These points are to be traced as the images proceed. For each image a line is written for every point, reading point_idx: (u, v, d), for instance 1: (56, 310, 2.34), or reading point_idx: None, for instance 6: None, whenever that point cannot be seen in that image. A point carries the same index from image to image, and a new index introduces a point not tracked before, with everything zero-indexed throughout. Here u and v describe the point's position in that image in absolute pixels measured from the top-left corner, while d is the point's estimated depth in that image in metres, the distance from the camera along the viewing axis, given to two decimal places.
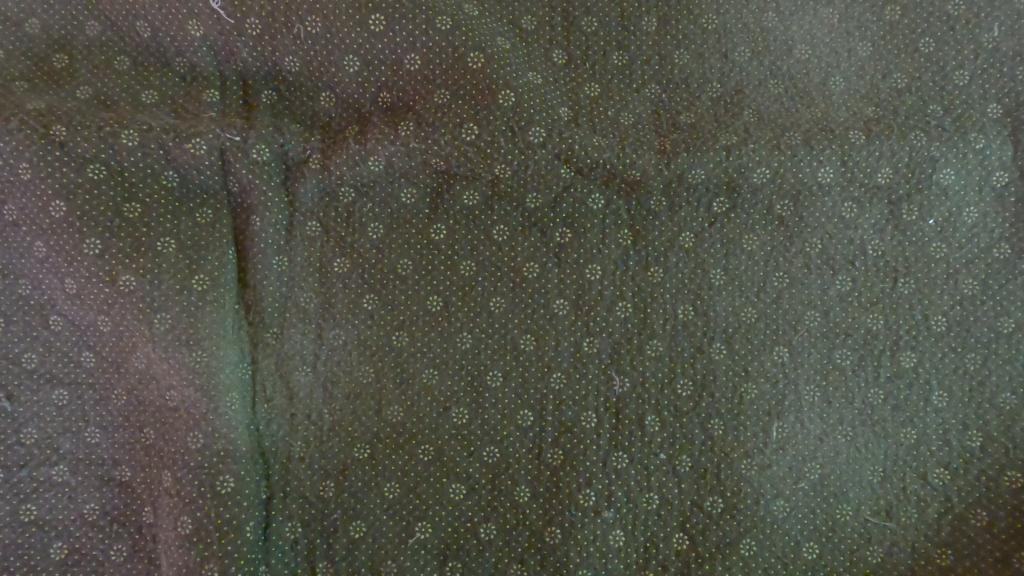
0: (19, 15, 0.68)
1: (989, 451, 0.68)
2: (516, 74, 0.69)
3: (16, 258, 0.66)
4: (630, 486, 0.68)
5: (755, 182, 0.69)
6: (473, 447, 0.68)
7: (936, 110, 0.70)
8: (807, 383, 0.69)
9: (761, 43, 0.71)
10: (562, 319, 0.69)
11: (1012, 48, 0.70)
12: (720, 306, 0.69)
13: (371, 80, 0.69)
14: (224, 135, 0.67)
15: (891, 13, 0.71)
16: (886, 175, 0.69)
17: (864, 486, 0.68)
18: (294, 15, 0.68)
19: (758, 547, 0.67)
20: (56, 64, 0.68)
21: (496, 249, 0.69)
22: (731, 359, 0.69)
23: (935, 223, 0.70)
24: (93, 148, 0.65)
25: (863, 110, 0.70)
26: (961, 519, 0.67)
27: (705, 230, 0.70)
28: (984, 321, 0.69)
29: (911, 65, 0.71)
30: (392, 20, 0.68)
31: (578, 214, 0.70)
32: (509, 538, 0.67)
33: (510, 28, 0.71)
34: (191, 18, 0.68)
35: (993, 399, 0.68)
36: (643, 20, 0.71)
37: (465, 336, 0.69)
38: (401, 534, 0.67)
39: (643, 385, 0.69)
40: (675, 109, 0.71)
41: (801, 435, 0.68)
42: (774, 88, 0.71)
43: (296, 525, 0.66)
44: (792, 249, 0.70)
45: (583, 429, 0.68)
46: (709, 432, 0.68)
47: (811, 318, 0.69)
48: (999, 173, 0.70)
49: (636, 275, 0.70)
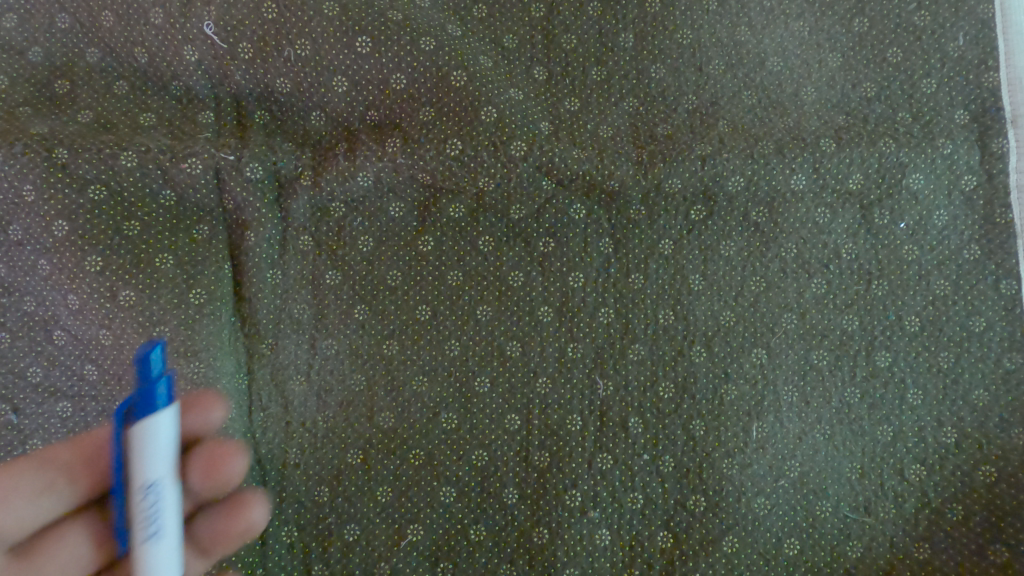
0: (22, 44, 0.71)
1: (963, 447, 0.70)
2: (497, 92, 0.72)
3: (22, 276, 0.68)
4: (615, 487, 0.70)
5: (730, 190, 0.72)
6: (462, 451, 0.70)
7: (906, 116, 0.73)
8: (785, 384, 0.71)
9: (734, 56, 0.74)
10: (546, 325, 0.71)
11: (977, 57, 0.73)
12: (699, 310, 0.72)
13: (359, 99, 0.72)
14: (219, 154, 0.70)
15: (859, 25, 0.74)
16: (857, 181, 0.72)
17: (843, 483, 0.70)
18: (284, 39, 0.71)
19: (740, 544, 0.69)
20: (58, 90, 0.71)
21: (480, 259, 0.72)
22: (711, 361, 0.71)
23: (905, 227, 0.72)
24: (94, 170, 0.68)
25: (834, 118, 0.73)
26: (938, 513, 0.69)
27: (684, 237, 0.72)
28: (956, 320, 0.71)
29: (880, 74, 0.74)
30: (378, 41, 0.71)
31: (561, 224, 0.72)
32: (498, 539, 0.69)
33: (493, 46, 0.74)
34: (186, 44, 0.71)
35: (967, 396, 0.70)
36: (620, 36, 0.74)
37: (453, 343, 0.71)
38: (393, 536, 0.69)
39: (626, 388, 0.71)
40: (653, 121, 0.73)
41: (780, 435, 0.70)
42: (748, 99, 0.74)
43: (292, 530, 0.69)
44: (767, 254, 0.72)
45: (568, 432, 0.70)
46: (691, 433, 0.70)
47: (788, 320, 0.72)
48: (967, 178, 0.72)
49: (618, 281, 0.72)
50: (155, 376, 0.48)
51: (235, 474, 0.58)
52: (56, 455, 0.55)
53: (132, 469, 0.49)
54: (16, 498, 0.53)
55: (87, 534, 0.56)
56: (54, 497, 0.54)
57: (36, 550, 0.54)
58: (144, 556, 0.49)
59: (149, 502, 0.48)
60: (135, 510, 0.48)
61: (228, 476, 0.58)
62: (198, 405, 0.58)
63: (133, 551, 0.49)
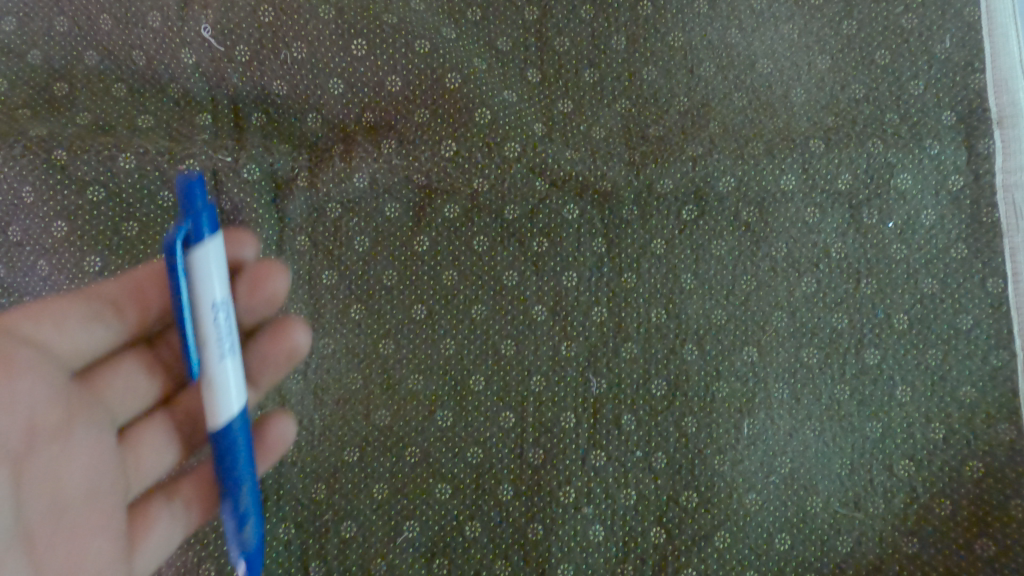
0: (21, 47, 0.72)
1: (951, 443, 0.71)
2: (491, 93, 0.74)
3: (21, 277, 0.69)
4: (608, 483, 0.71)
5: (721, 190, 0.73)
6: (457, 448, 0.71)
7: (893, 118, 0.74)
8: (776, 381, 0.72)
9: (725, 58, 0.76)
10: (540, 324, 0.72)
11: (962, 59, 0.74)
12: (691, 309, 0.73)
13: (355, 100, 0.73)
14: (217, 156, 0.71)
15: (847, 28, 0.76)
16: (846, 181, 0.73)
17: (833, 479, 0.71)
18: (280, 42, 0.72)
19: (732, 539, 0.70)
20: (57, 92, 0.72)
21: (475, 258, 0.73)
22: (703, 359, 0.72)
23: (894, 226, 0.73)
24: (93, 172, 0.69)
25: (823, 119, 0.74)
26: (927, 508, 0.70)
27: (676, 236, 0.73)
28: (944, 318, 0.72)
29: (868, 76, 0.75)
30: (373, 44, 0.73)
31: (555, 223, 0.73)
32: (493, 535, 0.70)
33: (487, 48, 0.75)
34: (184, 48, 0.72)
35: (955, 393, 0.71)
36: (612, 39, 0.75)
37: (448, 342, 0.72)
38: (390, 533, 0.70)
39: (619, 386, 0.72)
40: (645, 123, 0.74)
41: (771, 431, 0.71)
42: (738, 100, 0.75)
43: (290, 527, 0.69)
44: (758, 253, 0.73)
45: (562, 429, 0.71)
46: (684, 430, 0.71)
47: (779, 319, 0.73)
48: (954, 177, 0.73)
49: (611, 281, 0.73)
50: (203, 204, 0.51)
51: (279, 293, 0.61)
52: (102, 289, 0.55)
53: (193, 293, 0.51)
54: (69, 319, 0.53)
55: (134, 360, 0.58)
56: (103, 328, 0.55)
57: (94, 374, 0.56)
58: (225, 372, 0.52)
59: (217, 322, 0.51)
60: (206, 329, 0.51)
61: (273, 292, 0.60)
62: (233, 239, 0.60)
63: (208, 370, 0.52)
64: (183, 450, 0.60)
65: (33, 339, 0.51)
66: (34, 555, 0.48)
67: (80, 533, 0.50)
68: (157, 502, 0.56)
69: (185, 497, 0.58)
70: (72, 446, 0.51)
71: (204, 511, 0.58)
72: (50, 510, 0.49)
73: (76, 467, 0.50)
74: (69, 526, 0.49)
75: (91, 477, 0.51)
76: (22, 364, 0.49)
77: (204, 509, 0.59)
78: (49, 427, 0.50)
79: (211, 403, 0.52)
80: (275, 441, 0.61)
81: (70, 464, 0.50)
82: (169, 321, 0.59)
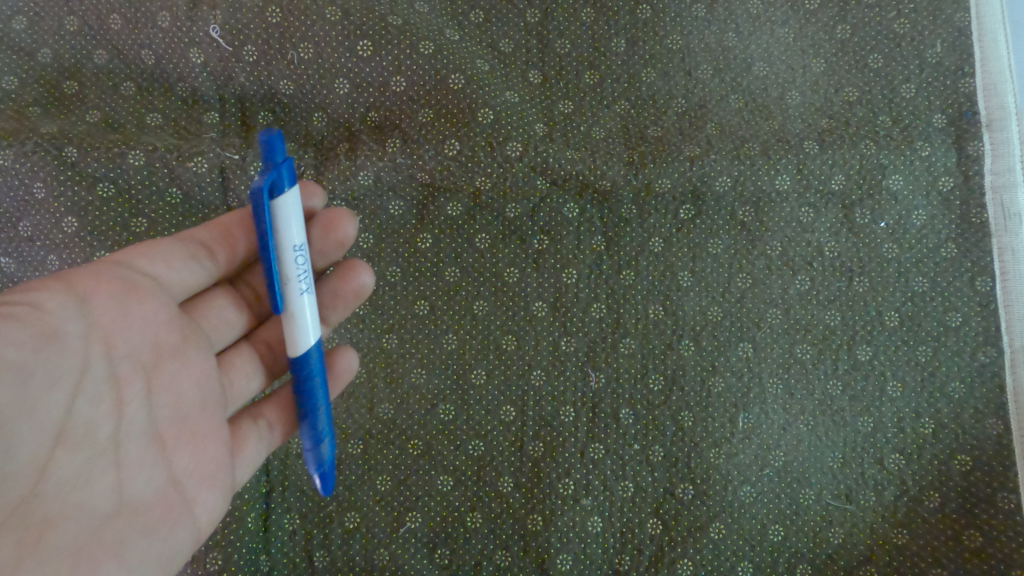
0: (31, 45, 0.73)
1: (940, 437, 0.73)
2: (494, 93, 0.75)
3: (31, 271, 0.70)
4: (607, 475, 0.72)
5: (718, 190, 0.75)
6: (459, 441, 0.72)
7: (886, 120, 0.76)
8: (770, 377, 0.74)
9: (722, 61, 0.77)
10: (541, 320, 0.74)
11: (953, 63, 0.76)
12: (688, 306, 0.74)
13: (360, 100, 0.75)
14: (225, 154, 0.72)
15: (841, 32, 0.77)
16: (839, 181, 0.75)
17: (825, 472, 0.73)
18: (287, 43, 0.74)
19: (726, 530, 0.72)
20: (67, 91, 0.73)
21: (477, 255, 0.74)
22: (699, 355, 0.74)
23: (885, 226, 0.75)
24: (102, 169, 0.70)
25: (817, 122, 0.76)
26: (916, 501, 0.72)
27: (673, 234, 0.75)
28: (934, 316, 0.74)
29: (861, 80, 0.77)
30: (379, 45, 0.74)
31: (555, 222, 0.75)
32: (494, 526, 0.71)
33: (489, 50, 0.77)
34: (193, 47, 0.74)
35: (944, 389, 0.73)
36: (612, 42, 0.77)
37: (450, 337, 0.74)
38: (393, 524, 0.71)
39: (617, 380, 0.73)
40: (644, 124, 0.76)
41: (765, 425, 0.73)
42: (735, 103, 0.77)
43: (294, 517, 0.71)
44: (753, 252, 0.75)
45: (562, 423, 0.73)
46: (680, 423, 0.73)
47: (773, 316, 0.75)
48: (944, 179, 0.75)
49: (609, 278, 0.75)
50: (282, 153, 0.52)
51: (348, 238, 0.62)
52: (195, 233, 0.57)
53: (274, 236, 0.53)
54: (174, 257, 0.55)
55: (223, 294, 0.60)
56: (199, 267, 0.57)
57: (191, 306, 0.58)
58: (303, 306, 0.54)
59: (299, 262, 0.54)
60: (286, 268, 0.53)
61: (340, 237, 0.61)
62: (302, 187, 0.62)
63: (288, 305, 0.54)
64: (265, 378, 0.62)
65: (145, 272, 0.53)
66: (165, 454, 0.50)
67: (198, 441, 0.52)
68: (245, 422, 0.58)
69: (269, 418, 0.60)
70: (190, 365, 0.53)
71: (286, 430, 0.60)
72: (174, 414, 0.51)
73: (194, 383, 0.52)
74: (191, 433, 0.51)
75: (205, 393, 0.53)
76: (142, 290, 0.52)
77: (286, 430, 0.61)
78: (172, 347, 0.52)
79: (290, 334, 0.55)
80: (343, 371, 0.63)
81: (186, 377, 0.52)
82: (256, 257, 0.61)
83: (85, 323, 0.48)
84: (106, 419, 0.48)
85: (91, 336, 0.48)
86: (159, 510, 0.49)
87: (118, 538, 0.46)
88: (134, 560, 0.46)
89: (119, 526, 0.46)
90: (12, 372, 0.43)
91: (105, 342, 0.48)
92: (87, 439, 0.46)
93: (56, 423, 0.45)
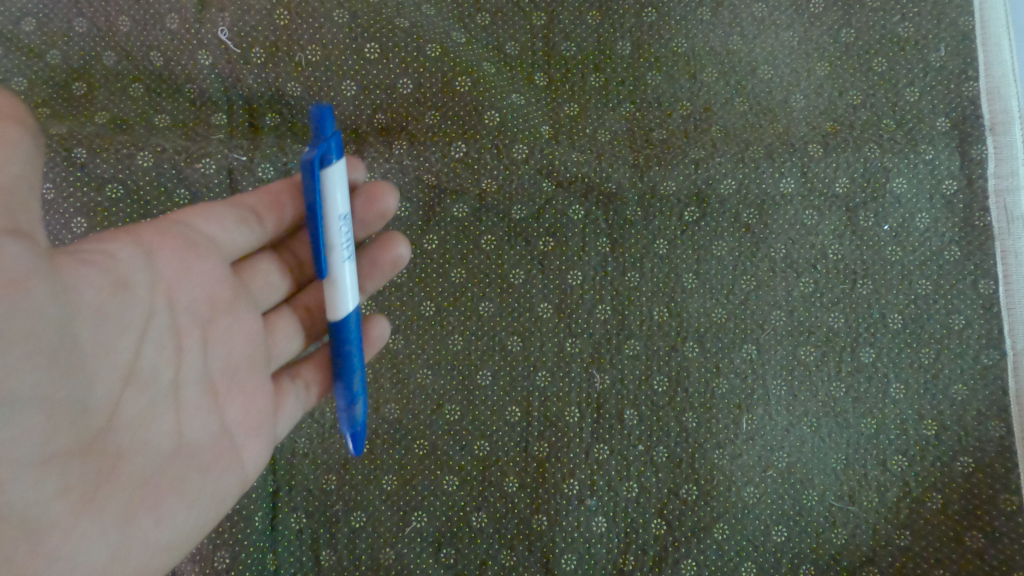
0: (40, 46, 0.73)
1: (943, 439, 0.73)
2: (500, 96, 0.76)
3: None
4: (611, 476, 0.73)
5: (722, 193, 0.75)
6: (464, 440, 0.73)
7: (890, 123, 0.76)
8: (774, 378, 0.74)
9: (727, 64, 0.78)
10: (546, 321, 0.75)
11: (957, 67, 0.77)
12: (693, 308, 0.75)
13: (367, 102, 0.75)
14: (232, 155, 0.73)
15: (846, 36, 0.78)
16: (843, 184, 0.75)
17: (828, 473, 0.73)
18: (295, 45, 0.75)
19: (730, 531, 0.72)
20: (75, 92, 0.74)
21: (483, 257, 0.75)
22: (703, 356, 0.74)
23: (889, 229, 0.75)
24: (111, 170, 0.71)
25: (822, 125, 0.76)
26: (918, 502, 0.73)
27: (678, 236, 0.75)
28: (936, 318, 0.75)
29: (866, 83, 0.77)
30: (385, 48, 0.75)
31: (561, 224, 0.75)
32: (499, 526, 0.72)
33: (495, 52, 0.77)
34: (201, 49, 0.74)
35: (947, 391, 0.74)
36: (617, 45, 0.77)
37: (456, 338, 0.74)
38: (399, 523, 0.72)
39: (622, 381, 0.74)
40: (649, 126, 0.77)
41: (768, 427, 0.74)
42: (739, 105, 0.77)
43: (301, 516, 0.71)
44: (757, 254, 0.75)
45: (567, 423, 0.73)
46: (684, 424, 0.73)
47: (777, 318, 0.75)
48: (947, 182, 0.75)
49: (614, 280, 0.75)
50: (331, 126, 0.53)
51: (389, 210, 0.63)
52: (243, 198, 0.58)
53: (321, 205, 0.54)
54: (226, 219, 0.56)
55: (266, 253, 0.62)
56: (249, 232, 0.57)
57: (239, 267, 0.59)
58: (345, 272, 0.56)
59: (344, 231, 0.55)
60: (331, 236, 0.54)
61: (381, 209, 0.62)
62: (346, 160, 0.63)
63: (332, 271, 0.55)
64: (303, 339, 0.63)
65: (201, 232, 0.53)
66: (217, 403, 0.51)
67: (246, 393, 0.54)
68: (284, 380, 0.59)
69: (306, 378, 0.61)
70: (239, 321, 0.54)
71: (323, 390, 0.62)
72: (226, 366, 0.52)
73: (243, 339, 0.54)
74: (239, 383, 0.53)
75: (251, 347, 0.55)
76: (196, 248, 0.52)
77: (322, 390, 0.62)
78: (224, 302, 0.53)
79: (330, 299, 0.56)
80: (376, 337, 0.64)
81: (236, 333, 0.53)
82: (300, 222, 0.62)
83: (151, 275, 0.48)
84: (168, 366, 0.48)
85: (156, 288, 0.48)
86: (213, 453, 0.50)
87: (179, 474, 0.48)
88: (192, 496, 0.49)
89: (177, 465, 0.48)
90: (91, 315, 0.43)
91: (168, 294, 0.49)
92: (151, 383, 0.47)
93: (125, 366, 0.45)
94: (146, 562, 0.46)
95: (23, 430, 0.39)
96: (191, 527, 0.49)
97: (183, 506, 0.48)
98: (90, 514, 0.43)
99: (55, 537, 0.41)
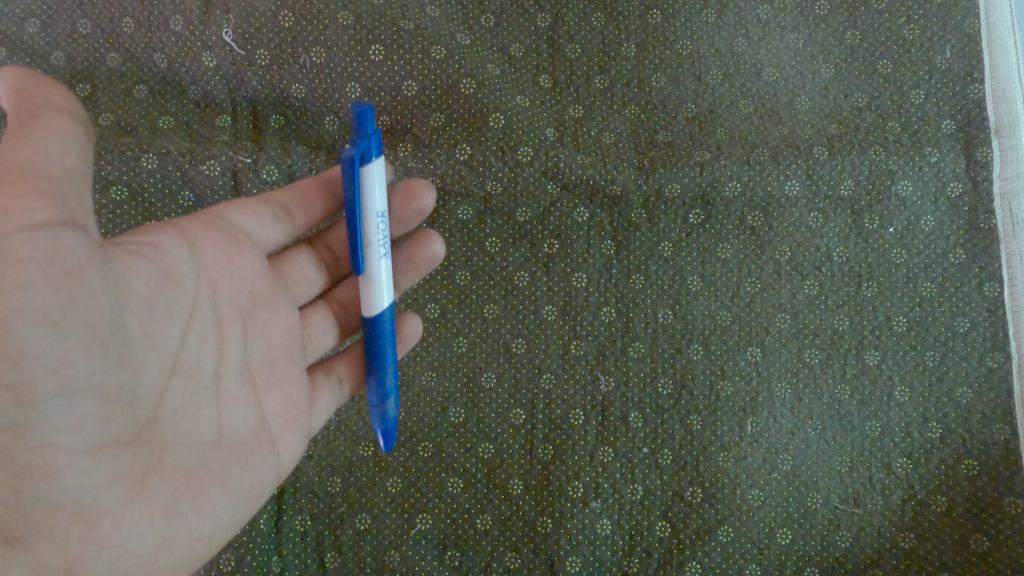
0: (44, 48, 0.73)
1: (947, 442, 0.73)
2: (505, 98, 0.76)
3: None
4: (616, 478, 0.73)
5: (727, 196, 0.75)
6: (469, 443, 0.73)
7: (895, 126, 0.76)
8: (779, 381, 0.74)
9: (732, 66, 0.78)
10: (550, 323, 0.74)
11: (963, 69, 0.76)
12: (697, 310, 0.75)
13: (372, 104, 0.75)
14: (237, 157, 0.72)
15: (851, 38, 0.78)
16: (848, 187, 0.75)
17: (833, 476, 0.73)
18: (299, 47, 0.74)
19: (734, 533, 0.72)
20: (79, 93, 0.74)
21: (488, 259, 0.75)
22: (707, 358, 0.74)
23: (894, 232, 0.75)
24: (115, 171, 0.71)
25: (827, 127, 0.76)
26: (923, 505, 0.73)
27: (682, 239, 0.75)
28: (941, 321, 0.74)
29: (871, 85, 0.77)
30: (391, 50, 0.75)
31: (566, 226, 0.75)
32: (503, 528, 0.72)
33: (500, 54, 0.77)
34: (206, 50, 0.74)
35: (952, 393, 0.74)
36: (622, 47, 0.77)
37: (461, 340, 0.74)
38: (403, 525, 0.72)
39: (626, 383, 0.74)
40: (654, 129, 0.76)
41: (773, 429, 0.74)
42: (745, 108, 0.77)
43: (306, 519, 0.71)
44: (762, 257, 0.75)
45: (571, 426, 0.73)
46: (689, 427, 0.73)
47: (782, 320, 0.75)
48: (953, 185, 0.75)
49: (619, 282, 0.75)
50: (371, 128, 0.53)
51: (426, 208, 0.64)
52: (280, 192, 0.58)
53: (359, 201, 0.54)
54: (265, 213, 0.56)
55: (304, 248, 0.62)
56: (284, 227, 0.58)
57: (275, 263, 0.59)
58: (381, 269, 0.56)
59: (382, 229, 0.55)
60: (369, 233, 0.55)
61: (418, 209, 0.63)
62: None
63: (367, 266, 0.55)
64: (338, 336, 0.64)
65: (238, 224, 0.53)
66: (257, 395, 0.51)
67: (283, 385, 0.53)
68: (319, 374, 0.60)
69: (339, 373, 0.61)
70: (279, 314, 0.54)
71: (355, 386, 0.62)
72: (266, 358, 0.52)
73: (282, 331, 0.54)
74: (278, 375, 0.53)
75: (290, 340, 0.54)
76: (236, 240, 0.52)
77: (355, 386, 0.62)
78: (264, 296, 0.53)
79: (364, 295, 0.56)
80: (408, 335, 0.65)
81: (276, 325, 0.53)
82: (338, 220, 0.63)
83: (196, 266, 0.48)
84: (212, 358, 0.48)
85: (200, 279, 0.48)
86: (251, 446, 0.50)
87: (219, 465, 0.48)
88: (233, 488, 0.49)
89: (220, 456, 0.48)
90: (141, 306, 0.43)
91: (212, 285, 0.49)
92: (195, 374, 0.47)
93: (171, 357, 0.45)
94: (190, 552, 0.46)
95: (78, 421, 0.40)
96: (228, 518, 0.49)
97: (223, 496, 0.48)
98: (140, 503, 0.43)
99: (107, 523, 0.42)
